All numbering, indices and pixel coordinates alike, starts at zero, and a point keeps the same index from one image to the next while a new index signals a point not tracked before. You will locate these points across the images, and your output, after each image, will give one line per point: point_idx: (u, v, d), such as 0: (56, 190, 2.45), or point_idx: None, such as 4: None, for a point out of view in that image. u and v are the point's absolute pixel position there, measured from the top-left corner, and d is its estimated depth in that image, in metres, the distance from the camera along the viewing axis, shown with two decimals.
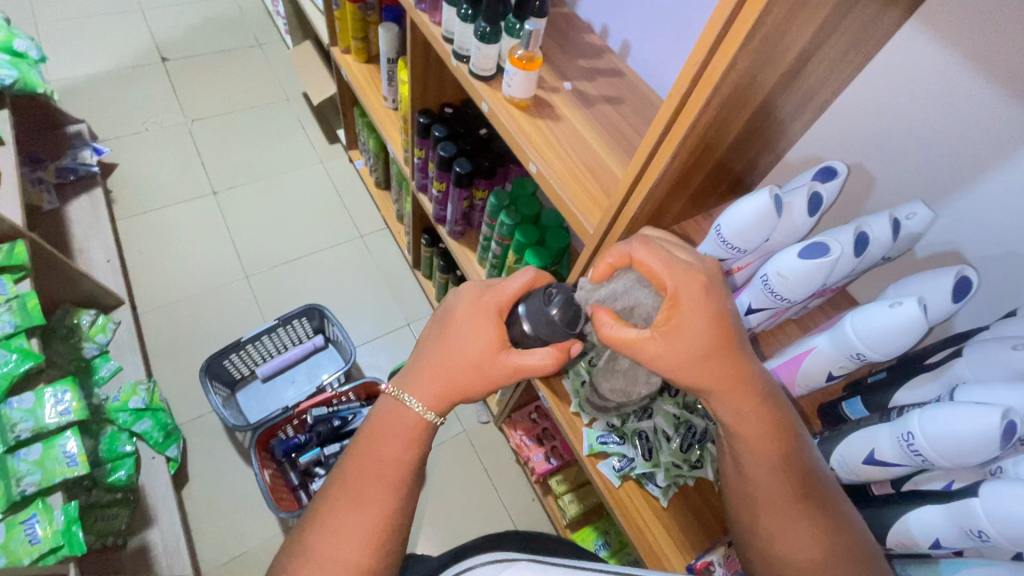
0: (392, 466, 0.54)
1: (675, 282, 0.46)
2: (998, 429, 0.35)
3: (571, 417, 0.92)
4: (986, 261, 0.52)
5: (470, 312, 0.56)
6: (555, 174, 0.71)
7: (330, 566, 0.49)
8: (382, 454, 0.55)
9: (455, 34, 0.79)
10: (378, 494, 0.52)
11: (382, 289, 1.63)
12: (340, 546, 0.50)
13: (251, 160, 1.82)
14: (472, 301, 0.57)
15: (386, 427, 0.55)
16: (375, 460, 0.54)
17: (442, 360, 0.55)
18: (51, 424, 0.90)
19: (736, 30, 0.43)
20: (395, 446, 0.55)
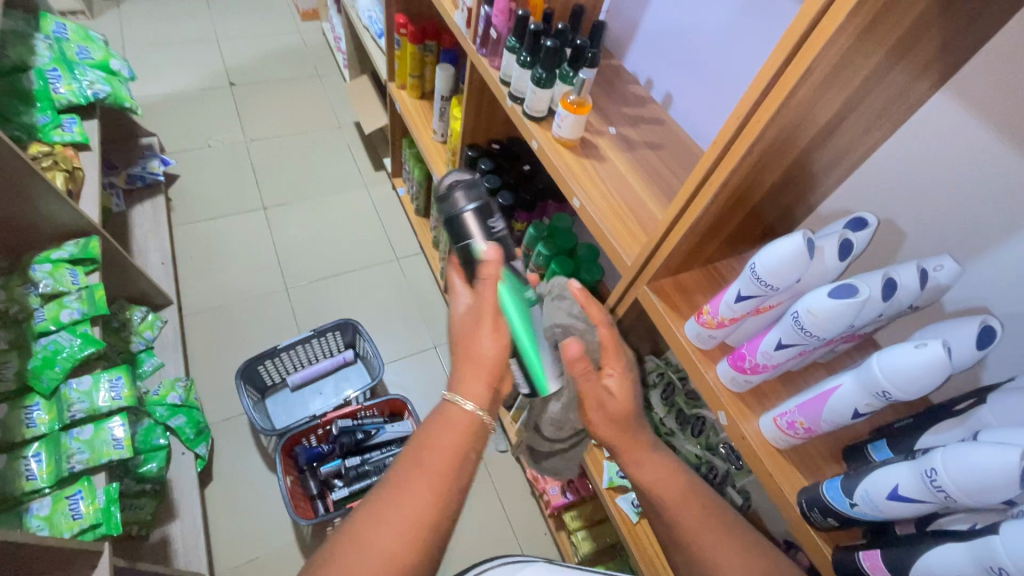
0: (446, 453, 0.61)
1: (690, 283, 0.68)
2: (1018, 467, 0.37)
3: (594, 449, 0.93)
4: (1011, 319, 0.54)
5: (483, 333, 0.68)
6: (597, 210, 0.77)
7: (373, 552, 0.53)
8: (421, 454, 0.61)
9: (513, 78, 0.86)
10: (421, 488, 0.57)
11: (412, 310, 1.69)
12: (384, 533, 0.54)
13: (302, 180, 1.93)
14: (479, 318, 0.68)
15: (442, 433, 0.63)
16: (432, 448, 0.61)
17: (472, 366, 0.67)
18: (104, 406, 0.97)
19: (779, 89, 0.48)
20: (452, 433, 0.63)
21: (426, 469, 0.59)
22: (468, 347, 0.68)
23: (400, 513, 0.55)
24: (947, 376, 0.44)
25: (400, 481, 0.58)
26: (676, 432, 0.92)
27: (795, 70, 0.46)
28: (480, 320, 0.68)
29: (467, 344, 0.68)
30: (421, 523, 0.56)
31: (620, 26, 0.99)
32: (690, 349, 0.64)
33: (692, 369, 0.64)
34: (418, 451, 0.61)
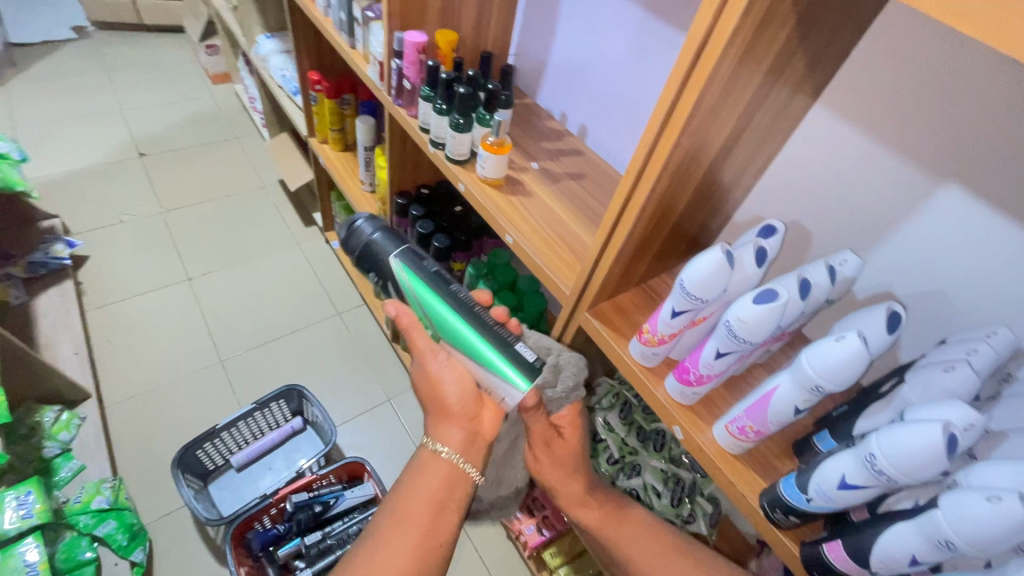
0: (425, 501, 0.69)
1: (627, 308, 0.72)
2: (943, 442, 0.39)
3: None
4: (912, 299, 0.60)
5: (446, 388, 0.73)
6: (530, 244, 0.78)
7: None
8: (409, 492, 0.70)
9: (431, 125, 0.87)
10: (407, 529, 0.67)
11: (361, 365, 1.63)
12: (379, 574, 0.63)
13: (228, 246, 1.85)
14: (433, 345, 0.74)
15: (424, 471, 0.71)
16: (413, 495, 0.70)
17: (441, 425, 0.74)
18: (13, 527, 0.85)
19: (676, 118, 0.51)
20: (433, 478, 0.71)
21: (410, 510, 0.68)
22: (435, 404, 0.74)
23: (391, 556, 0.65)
24: (867, 365, 0.47)
25: (384, 538, 0.67)
26: (639, 449, 0.93)
27: (683, 99, 0.50)
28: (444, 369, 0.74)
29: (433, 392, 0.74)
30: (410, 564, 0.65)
31: (530, 68, 1.04)
32: (636, 368, 0.65)
33: (642, 389, 0.65)
34: (404, 492, 0.70)
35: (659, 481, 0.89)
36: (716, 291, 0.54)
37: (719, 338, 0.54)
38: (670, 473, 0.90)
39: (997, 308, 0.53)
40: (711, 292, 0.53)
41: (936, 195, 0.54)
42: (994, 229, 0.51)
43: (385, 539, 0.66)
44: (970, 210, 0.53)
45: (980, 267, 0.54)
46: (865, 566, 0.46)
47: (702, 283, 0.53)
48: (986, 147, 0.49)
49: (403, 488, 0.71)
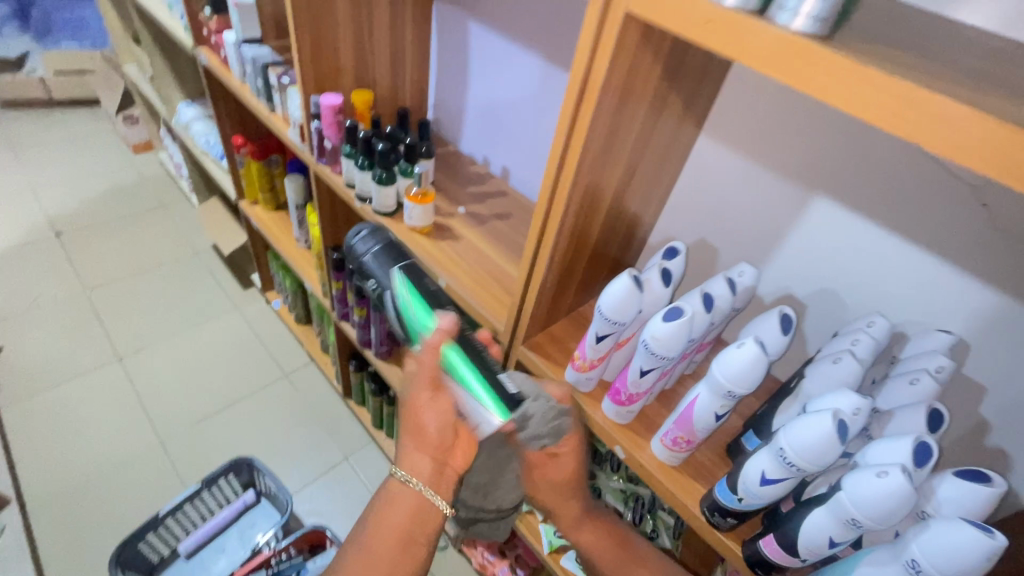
0: (395, 536, 0.60)
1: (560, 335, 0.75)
2: (833, 428, 0.44)
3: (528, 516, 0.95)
4: (810, 298, 0.66)
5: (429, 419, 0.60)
6: (462, 285, 0.80)
7: None
8: (377, 525, 0.61)
9: (355, 181, 0.89)
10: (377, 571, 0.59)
11: (314, 426, 1.57)
12: None
13: (161, 320, 1.76)
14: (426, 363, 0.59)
15: (392, 505, 0.61)
16: (382, 529, 0.61)
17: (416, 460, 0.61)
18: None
19: (567, 163, 0.54)
20: (400, 514, 0.61)
21: (378, 552, 0.59)
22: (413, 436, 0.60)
23: None
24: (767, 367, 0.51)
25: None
26: (597, 472, 0.94)
27: (569, 145, 0.53)
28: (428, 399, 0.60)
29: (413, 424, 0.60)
30: None
31: (449, 117, 1.09)
32: (574, 395, 0.68)
33: (582, 413, 0.68)
34: (372, 525, 0.61)
35: (619, 501, 0.92)
36: (630, 314, 0.57)
37: (639, 357, 0.58)
38: (628, 491, 0.92)
39: (877, 300, 0.60)
40: (626, 315, 0.57)
41: (811, 206, 0.61)
42: (861, 231, 0.58)
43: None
44: (840, 217, 0.60)
45: (857, 265, 0.60)
46: (796, 554, 0.49)
47: (617, 309, 0.57)
48: (840, 163, 0.57)
49: (370, 519, 0.62)
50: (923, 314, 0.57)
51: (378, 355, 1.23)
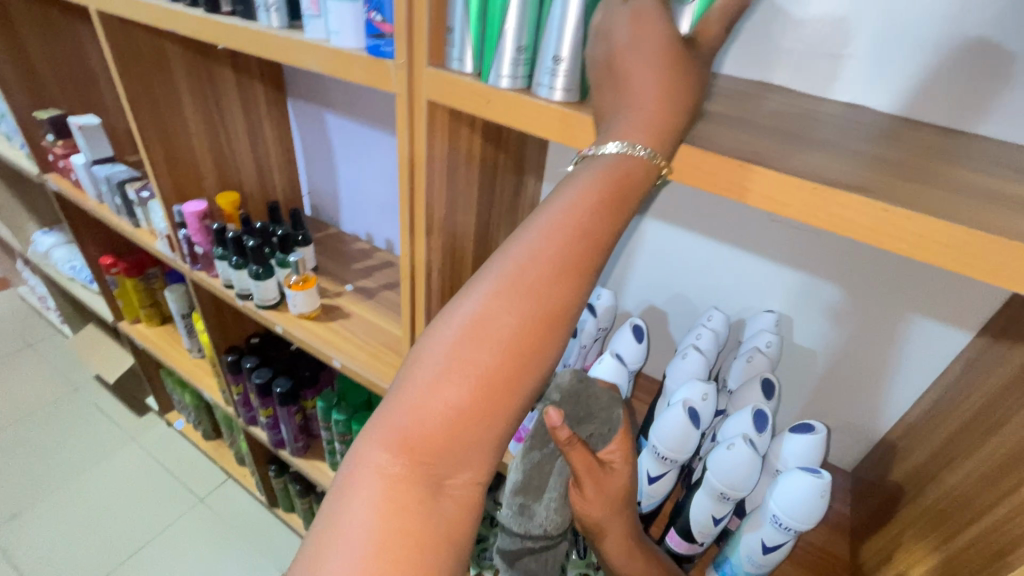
0: (583, 243, 0.33)
1: None
2: (685, 417, 0.50)
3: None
4: (668, 305, 0.74)
5: (470, 374, 0.31)
6: (358, 361, 0.81)
7: (448, 401, 0.31)
8: (557, 229, 0.33)
9: (233, 280, 0.88)
10: (539, 306, 0.32)
11: (241, 548, 1.43)
12: (455, 380, 0.31)
13: (39, 474, 1.54)
14: (521, 258, 0.33)
15: (603, 188, 0.33)
16: (564, 230, 0.33)
17: (419, 436, 0.31)
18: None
19: (418, 236, 0.59)
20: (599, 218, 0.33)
21: (563, 270, 0.32)
22: (435, 387, 0.31)
23: (478, 348, 0.31)
24: (630, 376, 0.60)
25: (499, 306, 0.32)
26: None
27: (414, 216, 0.58)
28: (497, 339, 0.32)
29: (446, 363, 0.31)
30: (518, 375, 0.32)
31: (326, 201, 1.12)
32: None
33: None
34: (550, 223, 0.33)
35: None
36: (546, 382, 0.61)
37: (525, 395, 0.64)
38: None
39: (716, 295, 0.70)
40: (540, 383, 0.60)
41: (645, 226, 0.70)
42: (687, 240, 0.68)
43: (489, 318, 0.32)
44: (670, 232, 0.69)
45: (693, 269, 0.70)
46: (693, 540, 0.54)
47: None
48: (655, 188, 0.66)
49: (552, 214, 0.33)
50: (751, 299, 0.67)
51: (294, 453, 1.17)
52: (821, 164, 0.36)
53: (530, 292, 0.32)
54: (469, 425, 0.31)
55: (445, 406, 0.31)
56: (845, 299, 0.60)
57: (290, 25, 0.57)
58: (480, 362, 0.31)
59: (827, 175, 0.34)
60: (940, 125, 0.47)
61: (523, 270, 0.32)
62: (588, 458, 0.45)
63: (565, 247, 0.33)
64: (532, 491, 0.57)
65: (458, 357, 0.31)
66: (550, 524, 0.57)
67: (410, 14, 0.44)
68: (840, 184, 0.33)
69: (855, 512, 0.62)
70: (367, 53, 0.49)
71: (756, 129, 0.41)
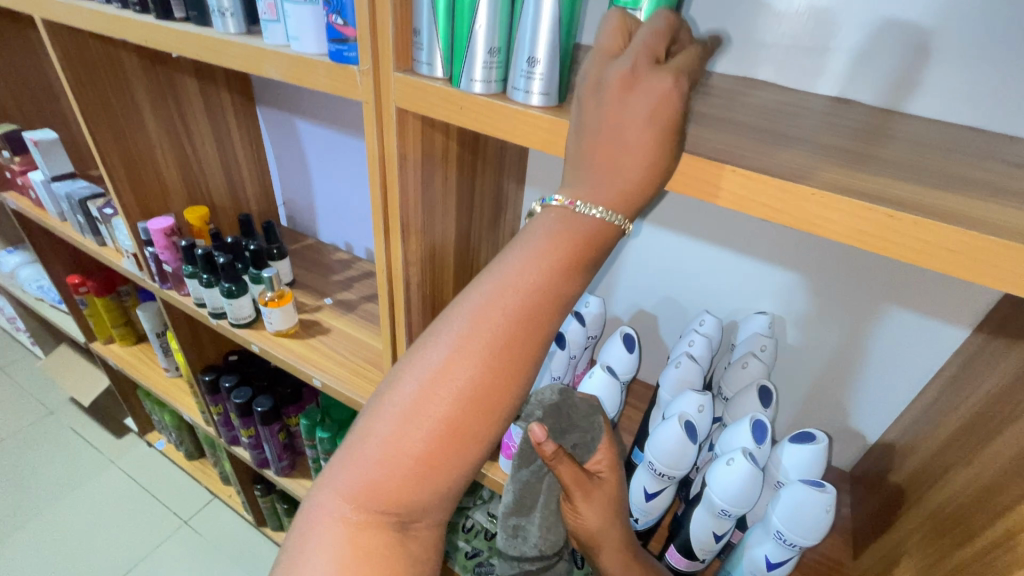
0: (532, 300, 0.34)
1: None
2: (681, 432, 0.48)
3: None
4: (657, 309, 0.72)
5: (432, 423, 0.33)
6: (340, 379, 0.77)
7: (404, 451, 0.33)
8: (509, 285, 0.34)
9: (205, 298, 0.84)
10: (490, 361, 0.34)
11: (229, 570, 1.39)
12: (414, 429, 0.33)
13: (11, 505, 1.47)
14: (484, 304, 0.34)
15: (556, 243, 0.34)
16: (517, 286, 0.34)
17: (381, 483, 0.33)
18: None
19: (394, 250, 0.56)
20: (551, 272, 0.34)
21: (512, 326, 0.34)
22: (398, 437, 0.33)
23: (434, 400, 0.33)
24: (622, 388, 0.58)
25: (454, 362, 0.33)
26: None
27: (389, 229, 0.55)
28: (455, 392, 0.33)
29: (405, 415, 0.33)
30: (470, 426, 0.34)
31: (302, 211, 1.08)
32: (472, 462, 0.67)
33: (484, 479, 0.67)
34: (504, 278, 0.34)
35: None
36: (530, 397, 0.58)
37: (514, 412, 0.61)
38: None
39: (706, 298, 0.68)
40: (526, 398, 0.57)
41: (631, 230, 0.68)
42: (676, 243, 0.66)
43: (444, 371, 0.33)
44: (658, 235, 0.67)
45: (682, 272, 0.68)
46: (694, 557, 0.52)
47: None
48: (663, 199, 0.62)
49: (507, 268, 0.35)
50: (743, 300, 0.65)
51: (279, 473, 1.13)
52: (816, 165, 0.34)
53: (488, 345, 0.33)
54: (431, 472, 0.33)
55: (409, 456, 0.33)
56: (836, 299, 0.59)
57: (249, 32, 0.54)
58: (439, 416, 0.33)
59: (823, 178, 0.32)
60: (931, 118, 0.46)
61: (482, 320, 0.34)
62: (577, 472, 0.46)
63: (521, 305, 0.34)
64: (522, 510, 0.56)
65: (416, 408, 0.33)
66: (543, 544, 0.56)
67: (372, 15, 0.41)
68: (838, 187, 0.31)
69: (856, 515, 0.61)
70: (329, 58, 0.45)
71: (745, 130, 0.39)
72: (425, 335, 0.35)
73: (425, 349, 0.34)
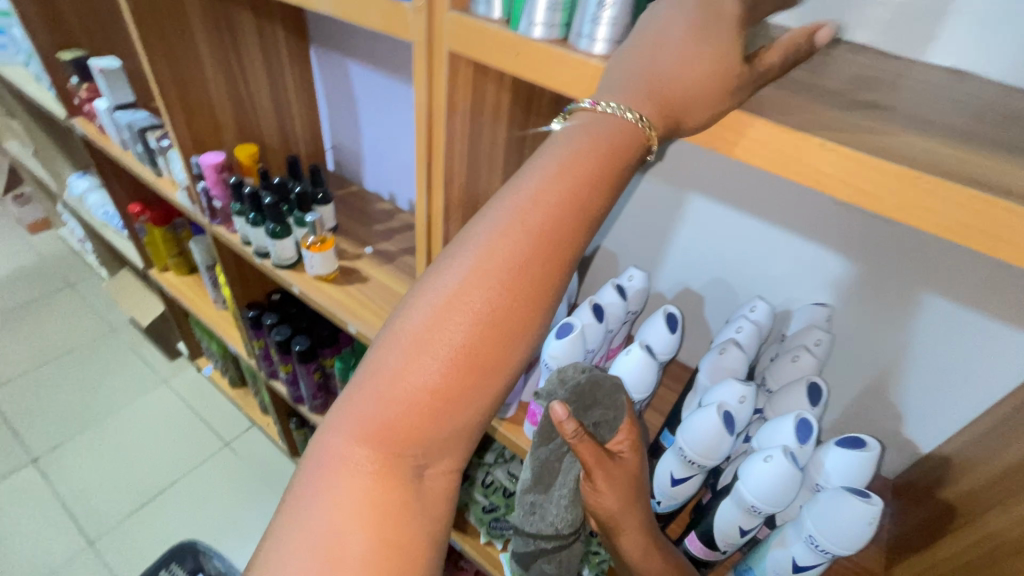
0: (561, 209, 0.30)
1: None
2: (718, 421, 0.46)
3: (486, 549, 0.96)
4: (704, 289, 0.69)
5: (446, 354, 0.29)
6: (373, 328, 0.79)
7: (411, 379, 0.29)
8: (533, 201, 0.30)
9: (251, 237, 0.86)
10: (513, 275, 0.29)
11: (265, 492, 1.49)
12: (420, 358, 0.29)
13: (77, 410, 1.62)
14: (505, 225, 0.30)
15: (584, 158, 0.30)
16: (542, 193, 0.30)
17: (391, 423, 0.29)
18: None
19: (435, 205, 0.55)
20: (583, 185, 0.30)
21: (533, 242, 0.30)
22: (404, 369, 0.29)
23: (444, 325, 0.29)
24: (659, 367, 0.56)
25: (472, 279, 0.29)
26: None
27: (431, 179, 0.53)
28: (472, 316, 0.29)
29: (413, 343, 0.29)
30: (483, 356, 0.29)
31: (350, 158, 1.08)
32: (497, 423, 0.67)
33: (508, 441, 0.67)
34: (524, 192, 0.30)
35: None
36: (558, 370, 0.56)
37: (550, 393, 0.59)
38: None
39: (759, 283, 0.64)
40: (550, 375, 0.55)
41: (686, 201, 0.64)
42: (735, 222, 0.61)
43: (459, 288, 0.29)
44: (716, 211, 0.62)
45: (735, 253, 0.64)
46: (715, 547, 0.50)
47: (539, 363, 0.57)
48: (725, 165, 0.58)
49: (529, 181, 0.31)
50: (800, 289, 0.61)
51: (314, 410, 1.18)
52: (919, 144, 0.29)
53: (509, 267, 0.29)
54: (443, 409, 0.29)
55: (417, 389, 0.29)
56: (908, 296, 0.53)
57: None
58: (455, 345, 0.29)
59: (928, 160, 0.28)
60: None
61: (503, 240, 0.29)
62: (598, 451, 0.41)
63: (548, 219, 0.30)
64: (542, 489, 0.55)
65: (428, 339, 0.29)
66: (560, 523, 0.55)
67: None
68: (943, 174, 0.27)
69: (895, 526, 0.57)
70: None
71: (839, 98, 0.34)
72: (438, 261, 0.31)
73: (436, 275, 0.30)
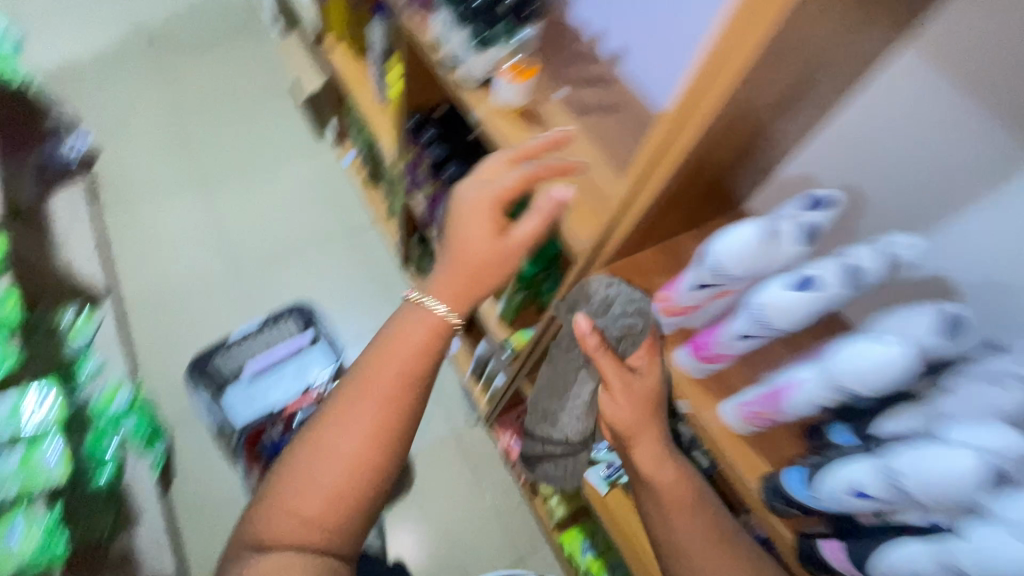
0: (451, 296, 0.67)
1: (642, 270, 0.66)
2: (975, 468, 0.38)
3: None
4: (973, 288, 0.54)
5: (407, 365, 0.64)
6: (546, 186, 0.72)
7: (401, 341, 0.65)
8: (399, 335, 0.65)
9: (449, 38, 0.81)
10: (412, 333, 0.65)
11: (371, 288, 1.61)
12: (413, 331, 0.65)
13: (239, 155, 1.77)
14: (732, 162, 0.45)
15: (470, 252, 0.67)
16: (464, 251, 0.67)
17: (372, 364, 0.64)
18: (33, 487, 0.93)
19: (732, 67, 0.45)
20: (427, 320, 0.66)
21: (404, 340, 0.65)
22: (392, 346, 0.64)
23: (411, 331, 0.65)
24: (910, 370, 0.44)
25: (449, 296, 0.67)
26: None
27: (739, 45, 0.43)
28: (426, 331, 0.66)
29: (396, 340, 0.65)
30: (422, 364, 0.65)
31: None
32: (646, 337, 0.62)
33: (651, 357, 0.62)
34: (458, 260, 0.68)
35: None
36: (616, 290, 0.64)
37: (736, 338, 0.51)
38: None
39: None
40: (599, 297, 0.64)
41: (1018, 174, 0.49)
42: None
43: (418, 319, 0.66)
44: None
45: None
46: (866, 570, 0.46)
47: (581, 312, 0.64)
48: None
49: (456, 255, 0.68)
50: None
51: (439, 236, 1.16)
52: None
53: (460, 289, 0.67)
54: (405, 388, 0.63)
55: (392, 359, 0.64)
56: None
57: None
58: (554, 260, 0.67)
59: None
60: None
61: (477, 273, 0.68)
62: (615, 364, 0.62)
63: (462, 289, 0.67)
64: (557, 395, 0.77)
65: (398, 349, 0.64)
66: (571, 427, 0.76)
67: None
68: None
69: None
70: None
71: None
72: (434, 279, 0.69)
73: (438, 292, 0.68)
